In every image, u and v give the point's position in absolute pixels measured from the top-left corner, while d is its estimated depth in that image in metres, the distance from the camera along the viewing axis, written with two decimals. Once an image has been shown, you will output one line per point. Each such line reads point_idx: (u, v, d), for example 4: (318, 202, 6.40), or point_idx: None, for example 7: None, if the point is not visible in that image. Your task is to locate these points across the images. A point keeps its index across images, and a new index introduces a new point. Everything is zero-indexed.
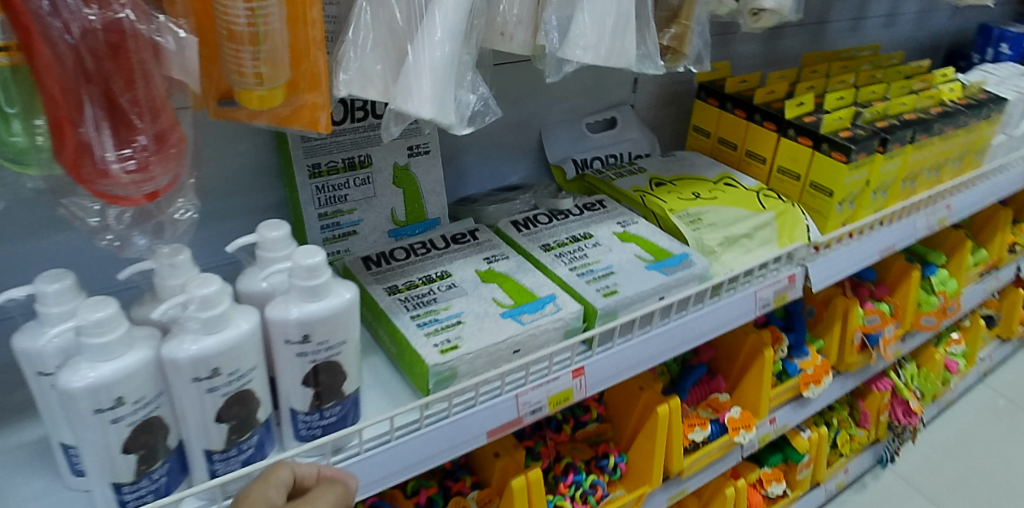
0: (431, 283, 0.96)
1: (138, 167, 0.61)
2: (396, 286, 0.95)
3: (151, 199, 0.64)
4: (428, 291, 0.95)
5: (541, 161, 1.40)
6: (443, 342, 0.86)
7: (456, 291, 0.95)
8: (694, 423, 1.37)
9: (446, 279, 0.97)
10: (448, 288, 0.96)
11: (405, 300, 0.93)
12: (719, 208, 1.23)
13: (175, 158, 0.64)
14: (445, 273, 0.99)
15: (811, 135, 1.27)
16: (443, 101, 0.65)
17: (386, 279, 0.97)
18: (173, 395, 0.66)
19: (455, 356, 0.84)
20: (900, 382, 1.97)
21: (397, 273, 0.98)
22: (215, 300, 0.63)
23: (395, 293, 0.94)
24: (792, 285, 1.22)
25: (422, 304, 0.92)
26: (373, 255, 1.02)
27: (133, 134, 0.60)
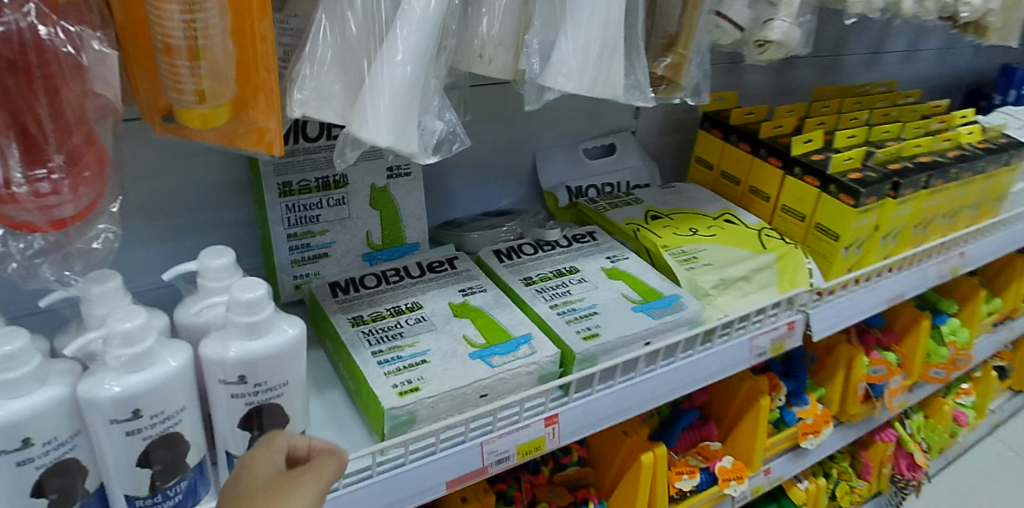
0: (399, 315, 0.90)
1: (49, 190, 0.55)
2: (361, 317, 0.89)
3: (58, 228, 0.57)
4: (395, 324, 0.89)
5: (534, 186, 1.35)
6: (403, 383, 0.80)
7: (425, 326, 0.89)
8: (682, 472, 1.28)
9: (416, 311, 0.91)
10: (417, 321, 0.89)
11: (369, 333, 0.87)
12: (716, 247, 1.16)
13: (91, 182, 0.57)
14: (415, 305, 0.92)
15: (819, 175, 1.20)
16: (404, 129, 0.59)
17: (351, 309, 0.91)
18: (91, 436, 0.61)
19: (414, 399, 0.78)
20: (904, 432, 1.90)
21: (364, 302, 0.92)
22: (137, 336, 0.57)
23: (359, 324, 0.88)
24: (792, 333, 1.15)
25: (387, 339, 0.86)
26: (342, 280, 0.96)
27: (46, 155, 0.54)
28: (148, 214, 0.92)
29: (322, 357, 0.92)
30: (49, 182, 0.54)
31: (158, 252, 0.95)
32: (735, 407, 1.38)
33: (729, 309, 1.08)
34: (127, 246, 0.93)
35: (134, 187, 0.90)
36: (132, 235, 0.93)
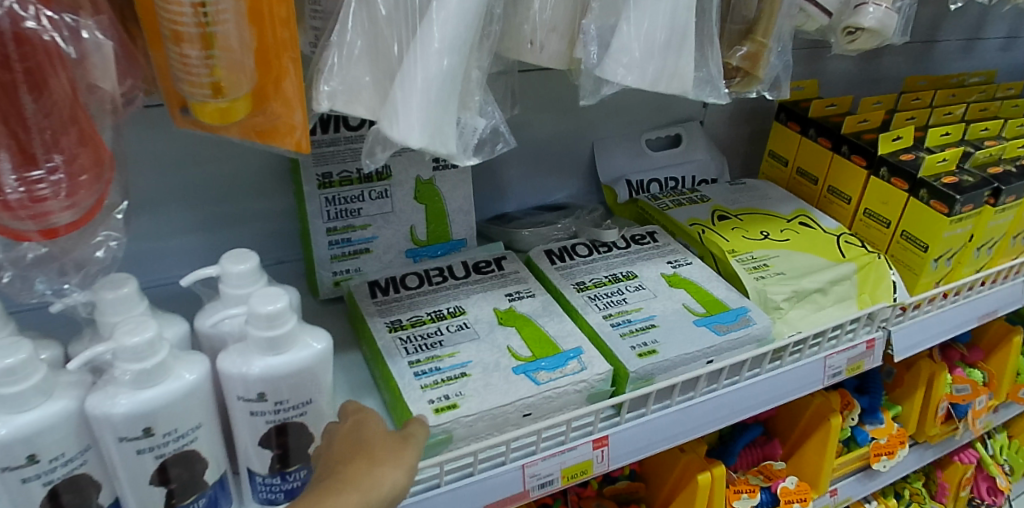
0: (440, 321, 0.84)
1: (39, 195, 0.51)
2: (399, 322, 0.84)
3: (48, 236, 0.53)
4: (435, 331, 0.83)
5: (591, 179, 1.27)
6: (440, 398, 0.74)
7: (467, 334, 0.83)
8: (741, 491, 1.20)
9: (458, 317, 0.85)
10: (458, 328, 0.83)
11: (407, 340, 0.81)
12: (790, 253, 1.06)
13: (91, 185, 0.53)
14: (459, 310, 0.86)
15: (908, 177, 1.07)
16: (440, 129, 0.55)
17: (390, 312, 0.85)
18: (102, 452, 0.56)
19: (451, 418, 0.72)
20: (987, 455, 1.79)
21: (403, 305, 0.86)
22: (146, 352, 0.52)
23: (397, 329, 0.82)
24: (871, 352, 1.05)
25: (425, 348, 0.80)
26: (382, 280, 0.90)
27: (38, 155, 0.50)
28: (187, 203, 0.90)
29: (358, 361, 0.87)
30: (47, 184, 0.51)
31: (198, 242, 0.93)
32: (802, 424, 1.28)
33: (802, 326, 0.98)
34: (167, 235, 0.90)
35: (173, 175, 0.87)
36: (171, 224, 0.90)
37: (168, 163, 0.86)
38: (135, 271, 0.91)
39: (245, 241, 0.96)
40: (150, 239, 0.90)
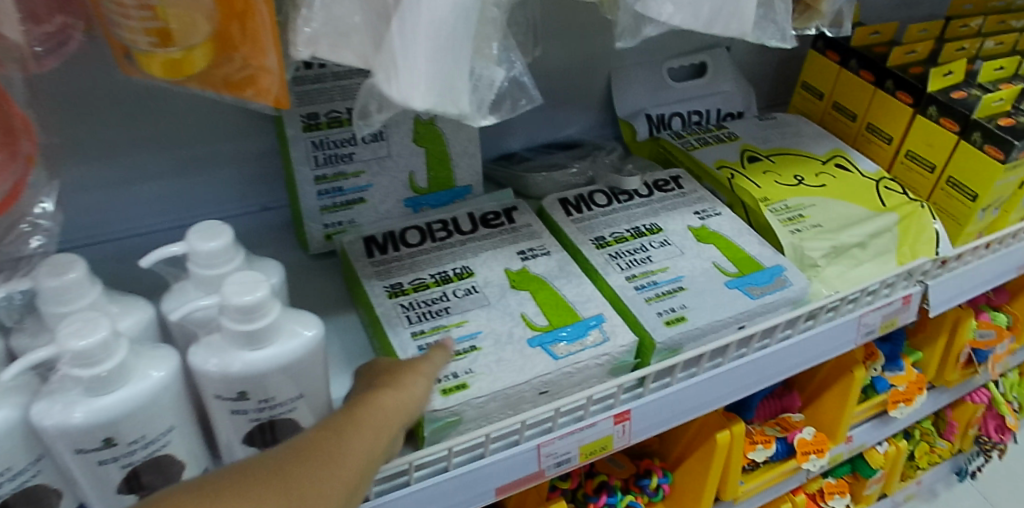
0: (446, 285, 0.76)
1: None
2: (399, 286, 0.75)
3: None
4: (440, 297, 0.74)
5: (606, 113, 1.15)
6: (448, 378, 0.67)
7: (476, 300, 0.74)
8: (757, 441, 1.15)
9: (466, 280, 0.76)
10: (466, 293, 0.75)
11: (409, 308, 0.73)
12: (827, 202, 0.97)
13: (5, 166, 0.47)
14: (467, 271, 0.77)
15: (959, 118, 0.97)
16: (451, 85, 0.46)
17: (389, 274, 0.76)
18: (57, 461, 0.48)
19: (460, 401, 0.65)
20: (999, 393, 1.53)
21: (404, 266, 0.77)
22: (98, 356, 0.44)
23: (398, 295, 0.74)
24: (906, 307, 0.96)
25: (430, 317, 0.72)
26: (379, 235, 0.81)
27: None
28: (156, 146, 0.79)
29: (354, 325, 0.78)
30: None
31: (170, 190, 0.83)
32: (821, 375, 1.21)
33: (840, 285, 0.89)
34: (134, 181, 0.80)
35: (136, 114, 0.76)
36: (137, 170, 0.80)
37: (130, 102, 0.75)
38: (101, 222, 0.81)
39: (223, 187, 0.86)
40: (115, 185, 0.80)
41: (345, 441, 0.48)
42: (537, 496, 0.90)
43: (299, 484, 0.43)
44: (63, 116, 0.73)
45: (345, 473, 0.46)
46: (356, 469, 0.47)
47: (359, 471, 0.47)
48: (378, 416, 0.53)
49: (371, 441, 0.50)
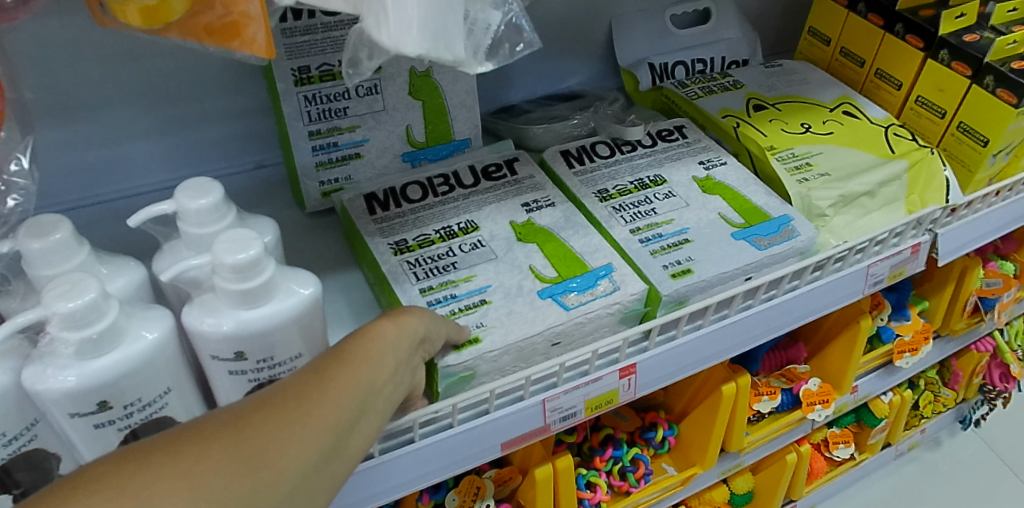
0: (452, 240, 0.74)
1: None
2: (404, 243, 0.73)
3: None
4: (446, 253, 0.73)
5: (607, 63, 1.12)
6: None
7: (483, 254, 0.73)
8: (762, 393, 1.14)
9: (472, 234, 0.75)
10: (472, 248, 0.73)
11: (416, 264, 0.71)
12: (835, 150, 0.94)
13: None
14: (472, 226, 0.76)
15: (972, 62, 0.93)
16: (443, 28, 0.44)
17: (392, 231, 0.75)
18: (53, 424, 0.47)
19: (474, 355, 0.64)
20: (1004, 341, 1.49)
21: (407, 223, 0.75)
22: (87, 318, 0.43)
23: (403, 252, 0.72)
24: (914, 257, 0.94)
25: (438, 273, 0.71)
26: (380, 193, 0.79)
27: None
28: (145, 102, 0.77)
29: (356, 282, 0.77)
30: None
31: (161, 148, 0.81)
32: (827, 325, 1.19)
33: (847, 235, 0.88)
34: (123, 139, 0.79)
35: (120, 70, 0.74)
36: (126, 127, 0.78)
37: (113, 58, 0.73)
38: (94, 182, 0.80)
39: (216, 146, 0.84)
40: (103, 145, 0.78)
41: (328, 382, 0.45)
42: (541, 452, 0.87)
43: (271, 432, 0.40)
44: (45, 72, 0.71)
45: (330, 416, 0.43)
46: (344, 409, 0.44)
47: (346, 413, 0.44)
48: (374, 347, 0.50)
49: (365, 376, 0.47)
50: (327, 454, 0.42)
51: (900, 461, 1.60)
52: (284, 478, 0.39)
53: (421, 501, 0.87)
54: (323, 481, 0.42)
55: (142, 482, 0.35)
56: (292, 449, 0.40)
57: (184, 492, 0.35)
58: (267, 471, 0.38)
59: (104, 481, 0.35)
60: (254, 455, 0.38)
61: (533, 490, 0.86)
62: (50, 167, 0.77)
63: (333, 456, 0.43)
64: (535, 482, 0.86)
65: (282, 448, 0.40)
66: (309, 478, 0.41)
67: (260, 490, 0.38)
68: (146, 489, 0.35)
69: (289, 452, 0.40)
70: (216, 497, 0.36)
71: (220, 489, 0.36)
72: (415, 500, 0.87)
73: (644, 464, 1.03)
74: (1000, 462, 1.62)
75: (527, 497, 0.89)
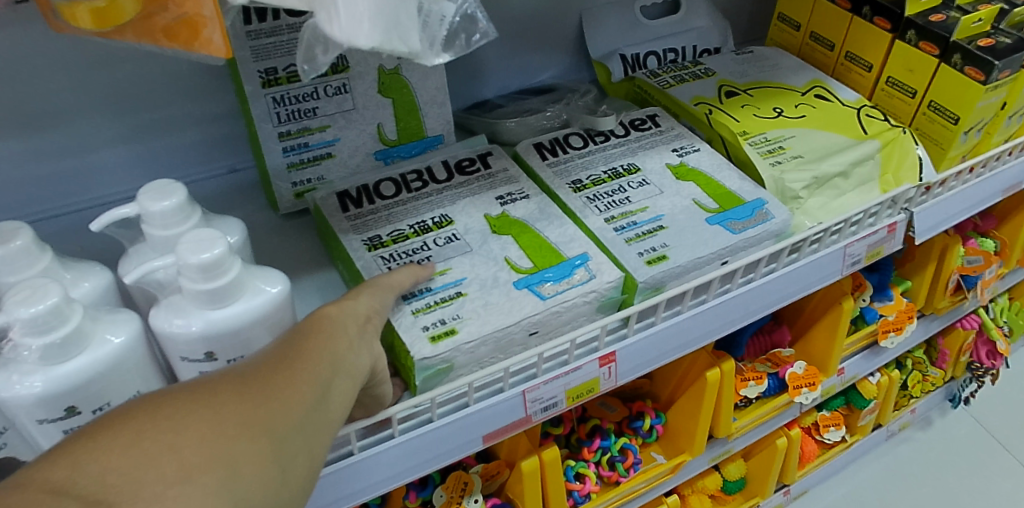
0: (426, 234, 0.74)
1: None
2: (378, 239, 0.73)
3: None
4: (420, 247, 0.73)
5: (580, 55, 1.12)
6: (436, 324, 0.66)
7: (458, 246, 0.73)
8: (748, 379, 1.14)
9: (446, 228, 0.75)
10: (447, 242, 0.73)
11: (390, 260, 0.71)
12: (807, 133, 0.95)
13: None
14: (446, 220, 0.76)
15: (939, 41, 0.94)
16: (396, 22, 0.45)
17: (366, 228, 0.75)
18: (23, 432, 0.48)
19: (450, 346, 0.64)
20: (989, 318, 1.50)
21: (381, 219, 0.76)
22: (51, 322, 0.43)
23: (378, 248, 0.72)
24: (891, 236, 0.95)
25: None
26: (353, 191, 0.79)
27: None
28: (112, 110, 0.77)
29: (332, 281, 0.77)
30: None
31: (131, 155, 0.81)
32: (809, 308, 1.19)
33: (822, 216, 0.88)
34: (92, 148, 0.79)
35: (85, 78, 0.74)
36: (94, 136, 0.78)
37: (76, 66, 0.73)
38: (63, 191, 0.80)
39: (187, 152, 0.84)
40: (72, 154, 0.78)
41: (302, 341, 0.47)
42: (527, 445, 0.88)
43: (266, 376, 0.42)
44: (7, 83, 0.71)
45: (314, 363, 0.46)
46: (324, 360, 0.47)
47: (323, 368, 0.46)
48: (332, 319, 0.52)
49: (331, 341, 0.49)
50: (322, 393, 0.45)
51: (891, 441, 1.60)
52: (289, 412, 0.41)
53: (409, 499, 0.87)
54: (323, 424, 0.44)
55: (168, 412, 0.37)
56: (290, 387, 0.43)
57: (206, 422, 0.37)
58: (274, 401, 0.41)
59: (127, 419, 0.36)
60: (258, 388, 0.41)
61: (520, 483, 0.86)
62: (19, 178, 0.76)
63: (327, 397, 0.45)
64: (522, 475, 0.86)
65: (280, 385, 0.42)
66: (311, 417, 0.43)
67: (275, 415, 0.40)
68: (171, 422, 0.36)
69: (285, 394, 0.42)
70: (237, 420, 0.38)
71: (239, 419, 0.38)
72: (402, 498, 0.87)
73: (632, 453, 1.04)
74: (992, 439, 1.63)
75: (515, 490, 0.89)
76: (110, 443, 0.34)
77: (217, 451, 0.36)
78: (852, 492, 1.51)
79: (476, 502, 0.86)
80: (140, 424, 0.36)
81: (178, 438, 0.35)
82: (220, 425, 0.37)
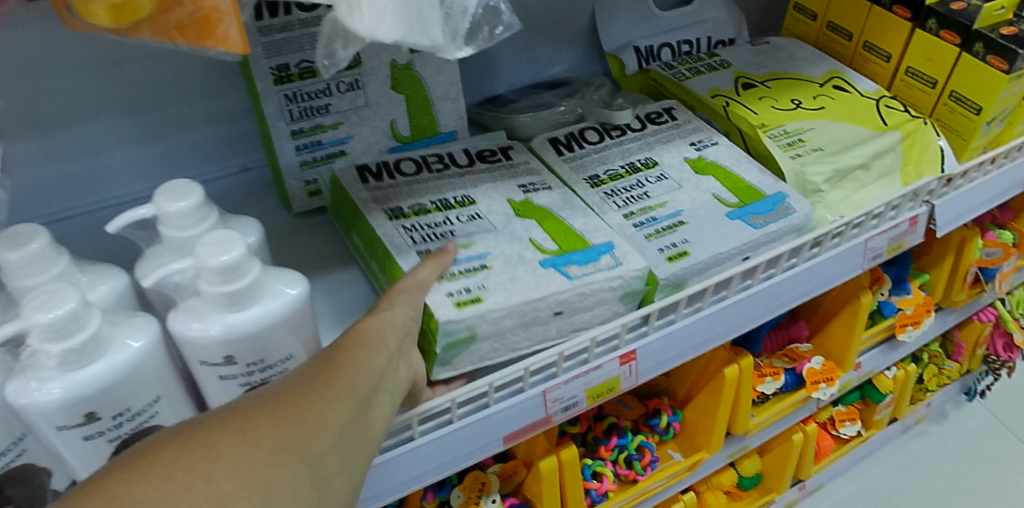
0: (448, 211, 0.73)
1: None
2: (400, 210, 0.72)
3: None
4: (443, 221, 0.71)
5: (593, 48, 1.11)
6: (461, 291, 0.64)
7: (481, 225, 0.72)
8: (765, 375, 1.13)
9: (469, 207, 0.73)
10: (470, 219, 0.72)
11: (412, 229, 0.70)
12: (827, 125, 0.93)
13: None
14: (468, 200, 0.74)
15: (960, 30, 0.92)
16: (419, 14, 0.45)
17: (387, 200, 0.73)
18: (42, 439, 0.47)
19: (474, 313, 0.63)
20: (1006, 310, 1.47)
21: (402, 192, 0.74)
22: (69, 326, 0.42)
23: (399, 219, 0.71)
24: (912, 230, 0.93)
25: (435, 239, 0.69)
26: (372, 164, 0.77)
27: None
28: (123, 110, 0.76)
29: (347, 281, 0.76)
30: None
31: (141, 155, 0.80)
32: (827, 303, 1.18)
33: (844, 210, 0.87)
34: (102, 149, 0.77)
35: (94, 78, 0.73)
36: (105, 136, 0.77)
37: (85, 66, 0.72)
38: (74, 193, 0.79)
39: (199, 151, 0.83)
40: (83, 156, 0.77)
41: (339, 354, 0.46)
42: (545, 444, 0.86)
43: (302, 394, 0.41)
44: (16, 84, 0.70)
45: (351, 378, 0.44)
46: (361, 373, 0.46)
47: (363, 383, 0.45)
48: (370, 332, 0.50)
49: (370, 355, 0.47)
50: (359, 408, 0.43)
51: (907, 436, 1.59)
52: (326, 433, 0.40)
53: (426, 500, 0.86)
54: (360, 442, 0.43)
55: (201, 441, 0.35)
56: (327, 405, 0.41)
57: (240, 449, 0.36)
58: (310, 421, 0.39)
59: (161, 449, 0.35)
60: (293, 409, 0.39)
61: (538, 483, 0.85)
62: (30, 180, 0.75)
63: (364, 413, 0.44)
64: (540, 475, 0.85)
65: (316, 403, 0.41)
66: (348, 436, 0.41)
67: (311, 436, 0.39)
68: (205, 450, 0.35)
69: (323, 414, 0.40)
70: (272, 445, 0.37)
71: (275, 445, 0.37)
72: (420, 499, 0.86)
73: (650, 452, 1.03)
74: (1008, 432, 1.61)
75: (533, 490, 0.88)
76: (141, 476, 0.33)
77: (250, 481, 0.35)
78: (870, 488, 1.49)
79: (493, 502, 0.86)
80: (174, 454, 0.34)
81: (209, 468, 0.34)
82: (252, 451, 0.36)
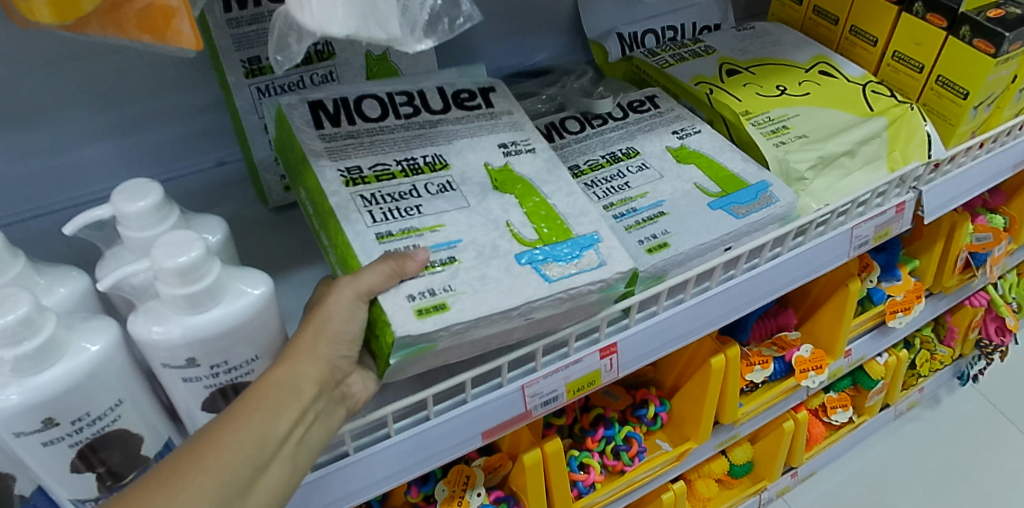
0: (417, 176, 0.68)
1: None
2: (358, 173, 0.66)
3: None
4: (410, 191, 0.66)
5: (577, 35, 1.09)
6: (423, 295, 0.58)
7: (452, 198, 0.67)
8: (754, 363, 1.12)
9: (441, 173, 0.69)
10: (440, 190, 0.67)
11: (372, 202, 0.64)
12: (811, 111, 0.92)
13: None
14: (441, 162, 0.70)
15: (946, 12, 0.91)
16: (373, 7, 0.45)
17: (343, 154, 0.67)
18: (3, 446, 0.46)
19: (438, 324, 0.57)
20: (997, 294, 1.46)
21: (362, 146, 0.69)
22: (21, 331, 0.41)
23: (357, 185, 0.65)
24: (899, 216, 0.92)
25: (398, 216, 0.64)
26: (329, 103, 0.70)
27: None
28: (94, 104, 0.75)
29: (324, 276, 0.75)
30: None
31: (115, 151, 0.79)
32: (816, 291, 1.17)
33: (829, 198, 0.86)
34: (74, 145, 0.77)
35: (63, 74, 0.72)
36: (77, 132, 0.76)
37: (54, 62, 0.71)
38: (47, 190, 0.78)
39: (174, 145, 0.82)
40: (54, 152, 0.76)
41: (222, 435, 0.45)
42: (530, 437, 0.86)
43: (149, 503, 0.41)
44: None
45: (222, 470, 0.44)
46: (242, 456, 0.45)
47: (239, 471, 0.45)
48: (278, 390, 0.49)
49: (262, 428, 0.47)
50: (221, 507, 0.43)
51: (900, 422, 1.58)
52: None
53: (410, 494, 0.86)
54: None
55: None
56: None
57: None
58: None
59: None
60: None
61: (522, 476, 0.85)
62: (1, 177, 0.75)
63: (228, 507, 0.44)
64: (524, 467, 0.84)
65: None
66: None
67: None
68: None
69: None
70: None
71: None
72: (404, 493, 0.86)
73: (637, 442, 1.02)
74: (1000, 416, 1.60)
75: (518, 483, 0.88)
76: None
77: None
78: (863, 473, 1.49)
79: (479, 496, 0.85)
80: None
81: None
82: None
